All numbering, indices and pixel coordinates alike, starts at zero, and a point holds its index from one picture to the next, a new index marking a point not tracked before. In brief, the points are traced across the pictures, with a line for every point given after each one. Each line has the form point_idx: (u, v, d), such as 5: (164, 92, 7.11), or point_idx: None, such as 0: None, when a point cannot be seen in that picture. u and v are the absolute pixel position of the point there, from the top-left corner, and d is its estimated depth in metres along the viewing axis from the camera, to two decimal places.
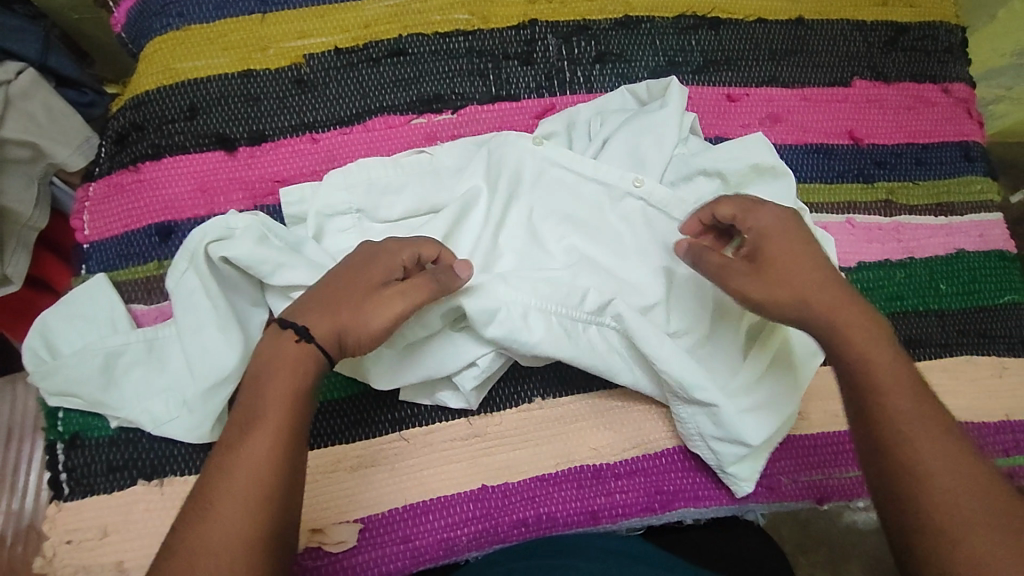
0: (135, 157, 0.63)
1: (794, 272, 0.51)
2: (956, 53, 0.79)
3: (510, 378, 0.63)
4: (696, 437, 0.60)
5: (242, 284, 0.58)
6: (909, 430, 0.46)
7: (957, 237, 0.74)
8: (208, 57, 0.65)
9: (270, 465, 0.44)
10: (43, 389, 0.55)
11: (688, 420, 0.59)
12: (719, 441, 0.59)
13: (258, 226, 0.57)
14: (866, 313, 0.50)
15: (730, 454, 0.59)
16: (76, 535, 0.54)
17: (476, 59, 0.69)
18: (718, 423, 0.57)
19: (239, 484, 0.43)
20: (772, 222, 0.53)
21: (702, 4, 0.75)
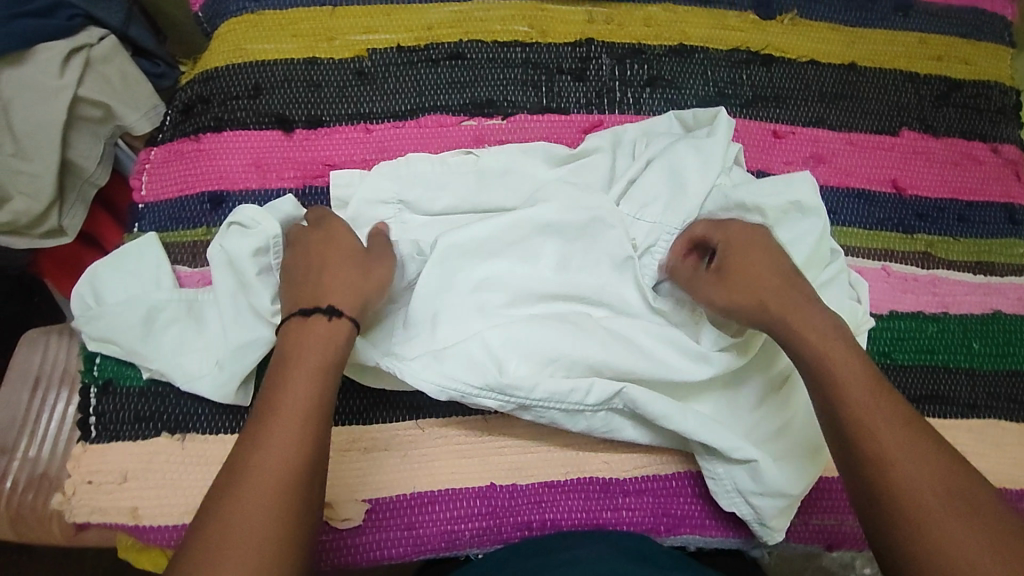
0: (198, 127, 0.66)
1: (755, 272, 0.54)
2: (1009, 115, 0.79)
3: None
4: (731, 491, 0.58)
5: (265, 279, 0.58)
6: (898, 457, 0.44)
7: (995, 297, 0.72)
8: (277, 42, 0.69)
9: (293, 452, 0.43)
10: (85, 332, 0.57)
11: (723, 475, 0.58)
12: (757, 495, 0.57)
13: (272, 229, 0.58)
14: (820, 315, 0.51)
15: (769, 507, 0.57)
16: (97, 477, 0.55)
17: (531, 70, 0.71)
18: (757, 477, 0.57)
19: (263, 470, 0.42)
20: (735, 235, 0.56)
21: (756, 40, 0.76)
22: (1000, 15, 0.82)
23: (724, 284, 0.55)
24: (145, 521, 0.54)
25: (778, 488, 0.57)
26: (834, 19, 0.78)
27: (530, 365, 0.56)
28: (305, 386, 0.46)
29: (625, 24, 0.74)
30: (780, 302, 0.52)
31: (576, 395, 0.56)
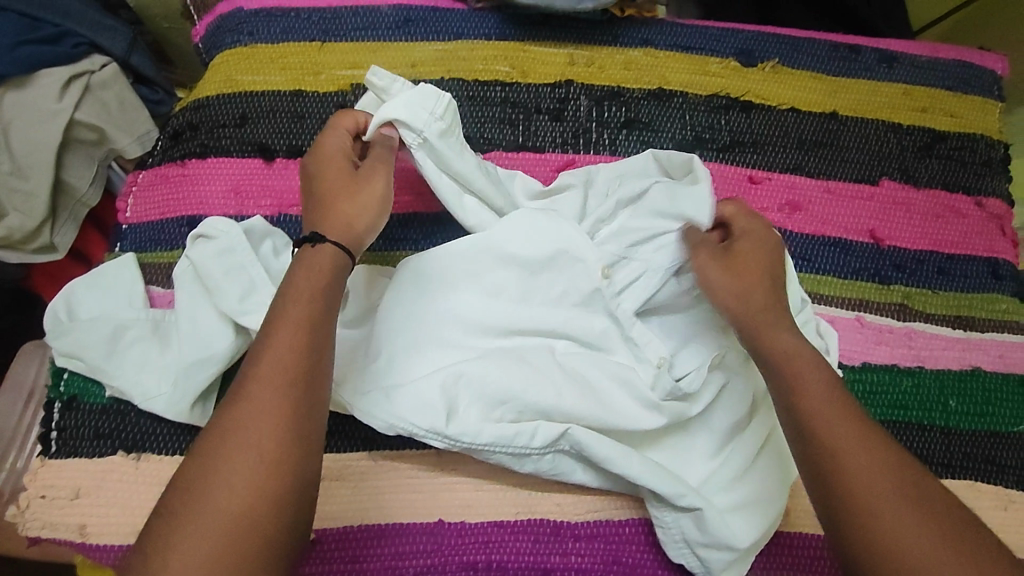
0: (185, 153, 0.69)
1: (749, 267, 0.59)
2: (995, 169, 0.78)
3: None
4: (679, 541, 0.58)
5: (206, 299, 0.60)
6: (849, 446, 0.48)
7: (974, 353, 0.70)
8: (267, 74, 0.72)
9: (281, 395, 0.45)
10: (54, 347, 0.59)
11: (671, 524, 0.57)
12: (704, 546, 0.57)
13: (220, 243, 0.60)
14: (793, 333, 0.55)
15: (718, 560, 0.57)
16: (50, 492, 0.57)
17: (510, 109, 0.72)
18: (702, 527, 0.56)
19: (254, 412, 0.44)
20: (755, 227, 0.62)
21: (736, 86, 0.77)
22: (990, 68, 0.81)
23: (721, 271, 0.58)
24: (92, 539, 0.56)
25: (723, 538, 0.56)
26: (817, 68, 0.79)
27: (479, 407, 0.56)
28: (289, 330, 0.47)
29: (605, 67, 0.76)
30: (758, 304, 0.57)
31: (522, 438, 0.56)
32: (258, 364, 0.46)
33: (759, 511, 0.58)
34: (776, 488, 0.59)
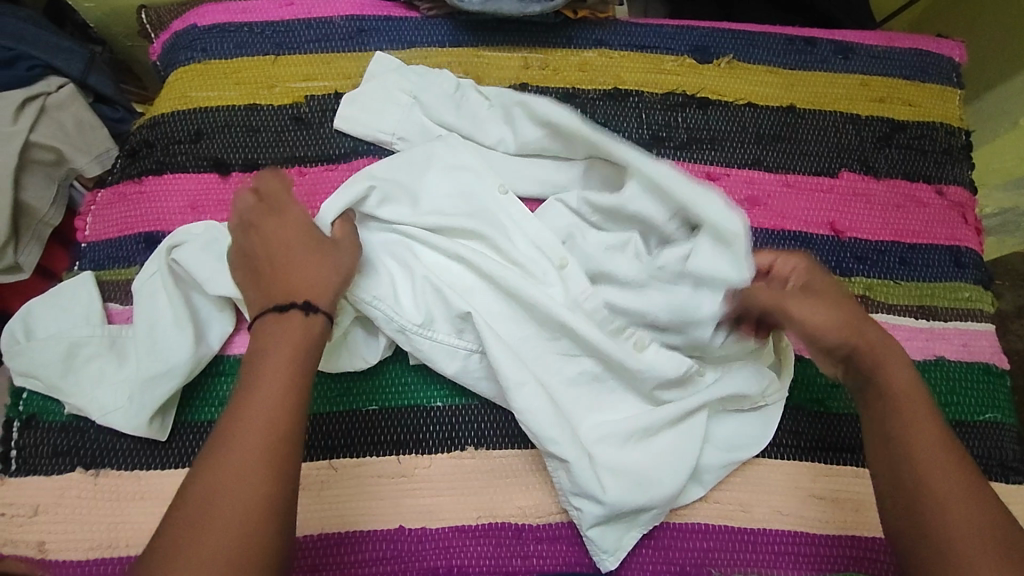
0: (141, 170, 0.70)
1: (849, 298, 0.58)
2: (957, 156, 0.77)
3: (447, 421, 0.63)
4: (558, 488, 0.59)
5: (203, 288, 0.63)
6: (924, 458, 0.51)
7: (938, 343, 0.70)
8: (221, 89, 0.72)
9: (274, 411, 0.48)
10: (12, 367, 0.60)
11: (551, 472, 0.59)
12: (575, 497, 0.58)
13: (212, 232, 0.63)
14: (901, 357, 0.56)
15: (588, 513, 0.58)
16: (10, 510, 0.58)
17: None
18: (572, 478, 0.58)
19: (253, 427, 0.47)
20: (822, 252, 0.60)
21: (692, 83, 0.77)
22: (948, 55, 0.81)
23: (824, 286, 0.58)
24: (51, 555, 0.57)
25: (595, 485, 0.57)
26: (774, 62, 0.78)
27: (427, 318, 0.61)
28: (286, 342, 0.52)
29: (560, 69, 0.76)
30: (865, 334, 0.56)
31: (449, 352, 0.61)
32: (250, 384, 0.49)
33: (644, 479, 0.58)
34: (670, 471, 0.58)
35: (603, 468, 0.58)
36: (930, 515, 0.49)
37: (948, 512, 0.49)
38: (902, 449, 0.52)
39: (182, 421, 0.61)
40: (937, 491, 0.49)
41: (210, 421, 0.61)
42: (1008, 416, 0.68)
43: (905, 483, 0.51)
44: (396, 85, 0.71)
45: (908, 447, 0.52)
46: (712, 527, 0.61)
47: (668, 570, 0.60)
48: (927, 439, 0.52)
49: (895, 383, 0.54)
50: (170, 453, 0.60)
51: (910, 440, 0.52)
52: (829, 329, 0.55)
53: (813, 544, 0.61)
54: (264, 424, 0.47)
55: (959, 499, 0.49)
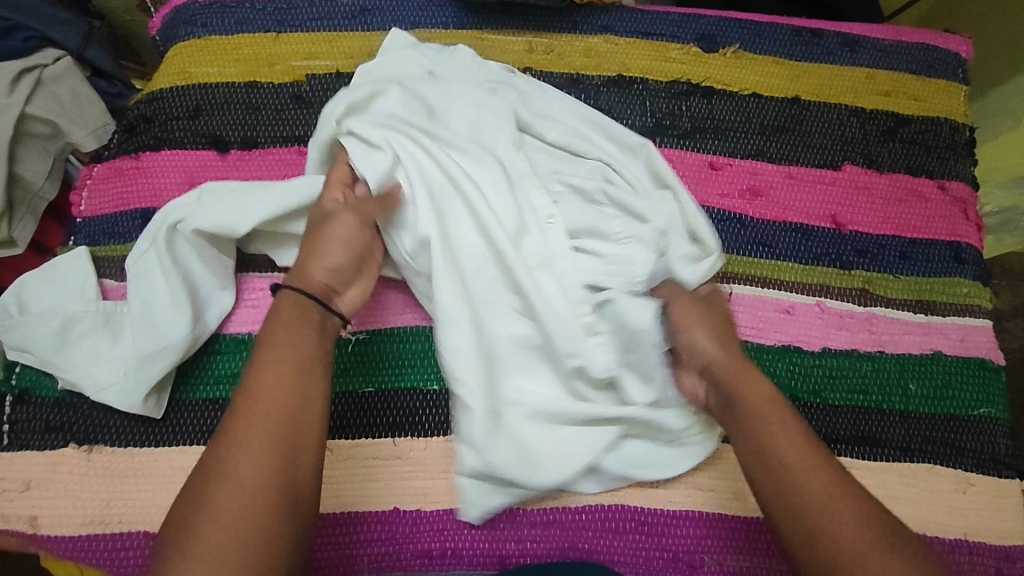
0: (138, 146, 0.69)
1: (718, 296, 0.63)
2: (960, 151, 0.77)
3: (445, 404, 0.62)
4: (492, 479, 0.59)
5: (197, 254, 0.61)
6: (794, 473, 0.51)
7: (936, 338, 0.70)
8: (220, 66, 0.71)
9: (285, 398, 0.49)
10: (5, 341, 0.59)
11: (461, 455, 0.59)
12: (508, 486, 0.58)
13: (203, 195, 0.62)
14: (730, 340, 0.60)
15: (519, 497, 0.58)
16: (2, 484, 0.58)
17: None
18: (508, 468, 0.57)
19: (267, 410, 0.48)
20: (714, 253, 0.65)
21: (697, 72, 0.76)
22: (954, 51, 0.81)
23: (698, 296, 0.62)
24: (43, 530, 0.57)
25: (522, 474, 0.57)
26: (779, 52, 0.78)
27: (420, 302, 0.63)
28: (289, 341, 0.52)
29: (564, 54, 0.75)
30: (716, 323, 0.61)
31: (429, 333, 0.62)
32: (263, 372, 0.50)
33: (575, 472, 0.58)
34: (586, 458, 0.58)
35: (540, 459, 0.57)
36: (808, 519, 0.48)
37: (823, 511, 0.48)
38: (768, 453, 0.52)
39: (177, 398, 0.60)
40: (810, 492, 0.49)
41: (204, 399, 0.60)
42: (1002, 412, 0.69)
43: (782, 490, 0.50)
44: (410, 60, 0.68)
45: (772, 450, 0.52)
46: (706, 515, 0.61)
47: (662, 557, 0.60)
48: (792, 440, 0.52)
49: (755, 391, 0.55)
50: (164, 431, 0.59)
51: (777, 443, 0.52)
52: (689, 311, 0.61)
53: None
54: (267, 425, 0.48)
55: (827, 493, 0.49)
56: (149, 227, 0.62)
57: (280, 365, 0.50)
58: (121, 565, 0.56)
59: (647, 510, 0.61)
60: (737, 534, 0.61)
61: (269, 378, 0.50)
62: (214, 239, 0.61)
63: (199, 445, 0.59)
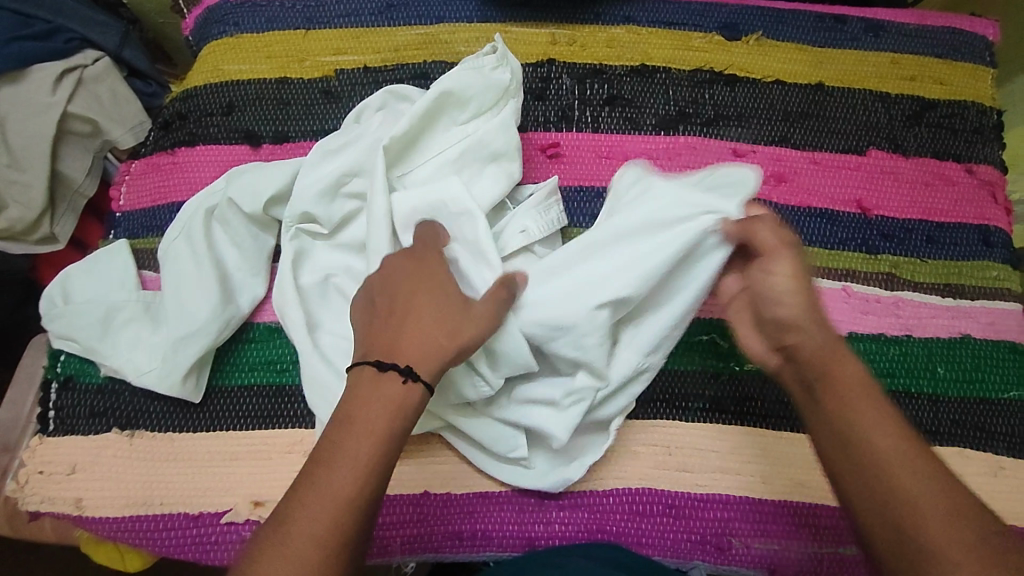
0: (174, 142, 0.71)
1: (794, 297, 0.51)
2: (987, 135, 0.76)
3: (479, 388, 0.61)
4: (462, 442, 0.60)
5: (229, 236, 0.63)
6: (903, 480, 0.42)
7: (964, 321, 0.70)
8: (252, 63, 0.73)
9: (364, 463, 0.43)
10: (50, 331, 0.62)
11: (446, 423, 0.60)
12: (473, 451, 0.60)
13: (232, 177, 0.64)
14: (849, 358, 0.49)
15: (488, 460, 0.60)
16: (48, 467, 0.60)
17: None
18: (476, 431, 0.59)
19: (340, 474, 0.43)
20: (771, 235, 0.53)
21: (719, 60, 0.76)
22: (981, 34, 0.80)
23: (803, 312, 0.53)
24: (88, 512, 0.59)
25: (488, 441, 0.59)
26: (802, 39, 0.78)
27: None
28: (389, 403, 0.46)
29: (587, 45, 0.76)
30: (815, 348, 0.50)
31: None
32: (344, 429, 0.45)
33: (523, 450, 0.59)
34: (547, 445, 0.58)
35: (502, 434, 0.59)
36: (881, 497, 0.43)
37: (908, 493, 0.42)
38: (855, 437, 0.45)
39: (215, 384, 0.62)
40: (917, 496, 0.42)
41: (240, 385, 0.62)
42: None
43: (863, 478, 0.44)
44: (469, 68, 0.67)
45: (851, 421, 0.46)
46: (732, 499, 0.61)
47: (690, 539, 0.60)
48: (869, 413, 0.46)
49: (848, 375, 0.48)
50: (203, 416, 0.61)
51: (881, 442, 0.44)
52: (801, 318, 0.51)
53: (835, 517, 0.61)
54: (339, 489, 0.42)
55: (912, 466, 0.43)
56: (181, 215, 0.64)
57: (370, 435, 0.44)
58: (164, 544, 0.58)
59: (675, 493, 0.61)
60: (763, 517, 0.61)
61: (347, 454, 0.44)
62: (253, 219, 0.63)
63: (235, 429, 0.61)
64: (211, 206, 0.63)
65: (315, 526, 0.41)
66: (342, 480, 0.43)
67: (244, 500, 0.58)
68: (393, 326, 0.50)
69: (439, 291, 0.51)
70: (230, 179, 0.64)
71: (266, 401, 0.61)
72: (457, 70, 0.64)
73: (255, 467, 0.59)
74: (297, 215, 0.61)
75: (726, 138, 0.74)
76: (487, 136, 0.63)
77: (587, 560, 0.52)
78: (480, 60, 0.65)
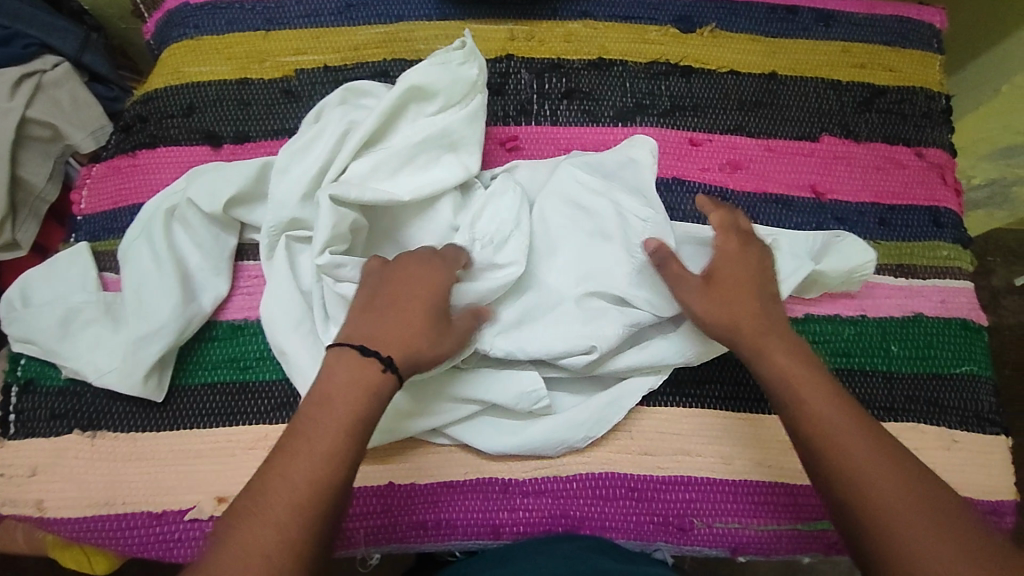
0: (135, 144, 0.71)
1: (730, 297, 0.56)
2: (936, 119, 0.78)
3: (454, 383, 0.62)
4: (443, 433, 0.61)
5: (190, 236, 0.63)
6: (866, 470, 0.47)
7: (917, 300, 0.71)
8: (211, 65, 0.74)
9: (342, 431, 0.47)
10: (10, 334, 0.62)
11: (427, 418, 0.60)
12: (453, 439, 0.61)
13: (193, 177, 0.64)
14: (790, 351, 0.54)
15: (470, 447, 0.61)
16: (11, 469, 0.60)
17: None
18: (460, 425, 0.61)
19: (320, 443, 0.46)
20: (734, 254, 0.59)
21: (674, 52, 0.78)
22: (928, 22, 0.82)
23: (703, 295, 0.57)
24: (49, 513, 0.59)
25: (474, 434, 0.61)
26: (755, 30, 0.80)
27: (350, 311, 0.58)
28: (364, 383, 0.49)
29: (545, 40, 0.77)
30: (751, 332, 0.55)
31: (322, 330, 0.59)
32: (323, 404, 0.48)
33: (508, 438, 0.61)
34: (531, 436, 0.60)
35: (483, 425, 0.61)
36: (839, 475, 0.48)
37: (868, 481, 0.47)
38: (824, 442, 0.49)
39: (178, 383, 0.62)
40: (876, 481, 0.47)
41: (203, 384, 0.62)
42: (985, 371, 0.70)
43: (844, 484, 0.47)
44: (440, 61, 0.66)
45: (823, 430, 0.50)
46: (693, 480, 0.62)
47: (652, 521, 0.61)
48: (821, 396, 0.51)
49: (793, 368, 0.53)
50: (166, 415, 0.61)
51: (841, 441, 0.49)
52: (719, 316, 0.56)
53: (794, 495, 0.62)
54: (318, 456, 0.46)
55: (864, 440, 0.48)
56: (141, 215, 0.65)
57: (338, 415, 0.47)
58: (128, 543, 0.58)
59: (637, 476, 0.62)
60: (724, 497, 0.62)
61: (327, 427, 0.47)
62: (213, 219, 0.64)
63: (198, 428, 0.61)
64: (170, 206, 0.63)
65: (291, 493, 0.44)
66: (312, 454, 0.46)
67: (207, 496, 0.59)
68: (377, 313, 0.53)
69: (420, 291, 0.54)
70: (189, 178, 0.64)
71: (229, 399, 0.62)
72: (426, 66, 0.64)
73: (218, 463, 0.60)
74: (283, 221, 0.62)
75: (683, 128, 0.75)
76: (451, 126, 0.64)
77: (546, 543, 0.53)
78: (449, 54, 0.65)
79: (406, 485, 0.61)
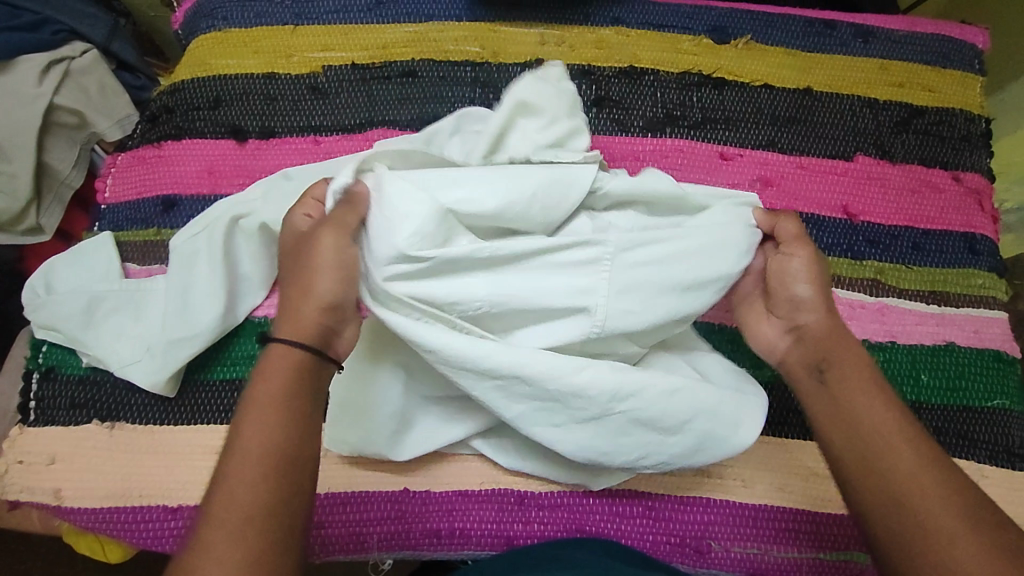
0: (161, 135, 0.71)
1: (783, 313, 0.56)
2: (975, 143, 0.76)
3: None
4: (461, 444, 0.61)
5: (246, 247, 0.62)
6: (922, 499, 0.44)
7: (948, 328, 0.69)
8: (239, 58, 0.73)
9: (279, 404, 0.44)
10: (33, 321, 0.62)
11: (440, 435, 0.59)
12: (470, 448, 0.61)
13: (272, 184, 0.64)
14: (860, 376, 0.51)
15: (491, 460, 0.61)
16: (27, 458, 0.60)
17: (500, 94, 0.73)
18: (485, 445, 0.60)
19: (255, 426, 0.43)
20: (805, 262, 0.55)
21: (707, 63, 0.76)
22: (970, 41, 0.80)
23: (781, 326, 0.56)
24: (65, 503, 0.59)
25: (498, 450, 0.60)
26: (791, 43, 0.78)
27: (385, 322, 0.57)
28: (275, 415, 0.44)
29: (576, 46, 0.76)
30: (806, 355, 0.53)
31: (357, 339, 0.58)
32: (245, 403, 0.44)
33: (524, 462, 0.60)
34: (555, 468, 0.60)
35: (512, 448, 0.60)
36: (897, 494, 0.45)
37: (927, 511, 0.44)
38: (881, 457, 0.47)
39: (197, 377, 0.62)
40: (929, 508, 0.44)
41: (222, 379, 0.62)
42: (1018, 404, 0.68)
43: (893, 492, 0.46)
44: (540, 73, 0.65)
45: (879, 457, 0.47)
46: (713, 501, 0.61)
47: (669, 541, 0.60)
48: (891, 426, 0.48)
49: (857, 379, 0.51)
50: (183, 409, 0.61)
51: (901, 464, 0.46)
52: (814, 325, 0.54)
53: (816, 522, 0.61)
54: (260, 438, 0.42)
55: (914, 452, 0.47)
56: (212, 211, 0.63)
57: (261, 456, 0.42)
58: (141, 537, 0.58)
59: (654, 495, 0.61)
60: (744, 520, 0.61)
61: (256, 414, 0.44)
62: (274, 239, 0.62)
63: (215, 423, 0.60)
64: (244, 216, 0.62)
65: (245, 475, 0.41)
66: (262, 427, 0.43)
67: None
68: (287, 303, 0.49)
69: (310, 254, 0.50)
70: (264, 191, 0.63)
71: None
72: (527, 79, 0.62)
73: None
74: None
75: (714, 142, 0.73)
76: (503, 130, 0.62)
77: (564, 556, 0.53)
78: (546, 70, 0.64)
79: (422, 493, 0.60)
